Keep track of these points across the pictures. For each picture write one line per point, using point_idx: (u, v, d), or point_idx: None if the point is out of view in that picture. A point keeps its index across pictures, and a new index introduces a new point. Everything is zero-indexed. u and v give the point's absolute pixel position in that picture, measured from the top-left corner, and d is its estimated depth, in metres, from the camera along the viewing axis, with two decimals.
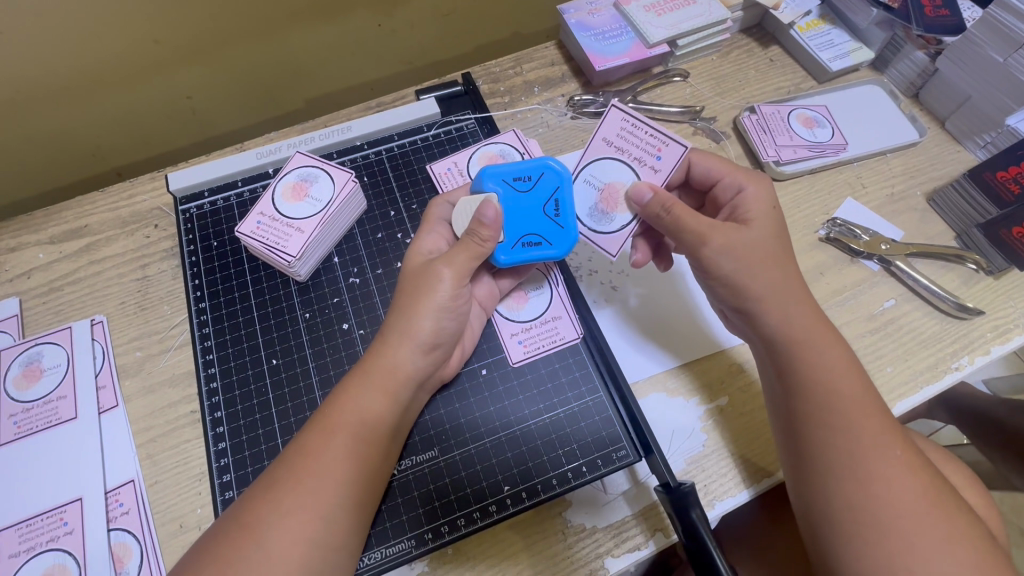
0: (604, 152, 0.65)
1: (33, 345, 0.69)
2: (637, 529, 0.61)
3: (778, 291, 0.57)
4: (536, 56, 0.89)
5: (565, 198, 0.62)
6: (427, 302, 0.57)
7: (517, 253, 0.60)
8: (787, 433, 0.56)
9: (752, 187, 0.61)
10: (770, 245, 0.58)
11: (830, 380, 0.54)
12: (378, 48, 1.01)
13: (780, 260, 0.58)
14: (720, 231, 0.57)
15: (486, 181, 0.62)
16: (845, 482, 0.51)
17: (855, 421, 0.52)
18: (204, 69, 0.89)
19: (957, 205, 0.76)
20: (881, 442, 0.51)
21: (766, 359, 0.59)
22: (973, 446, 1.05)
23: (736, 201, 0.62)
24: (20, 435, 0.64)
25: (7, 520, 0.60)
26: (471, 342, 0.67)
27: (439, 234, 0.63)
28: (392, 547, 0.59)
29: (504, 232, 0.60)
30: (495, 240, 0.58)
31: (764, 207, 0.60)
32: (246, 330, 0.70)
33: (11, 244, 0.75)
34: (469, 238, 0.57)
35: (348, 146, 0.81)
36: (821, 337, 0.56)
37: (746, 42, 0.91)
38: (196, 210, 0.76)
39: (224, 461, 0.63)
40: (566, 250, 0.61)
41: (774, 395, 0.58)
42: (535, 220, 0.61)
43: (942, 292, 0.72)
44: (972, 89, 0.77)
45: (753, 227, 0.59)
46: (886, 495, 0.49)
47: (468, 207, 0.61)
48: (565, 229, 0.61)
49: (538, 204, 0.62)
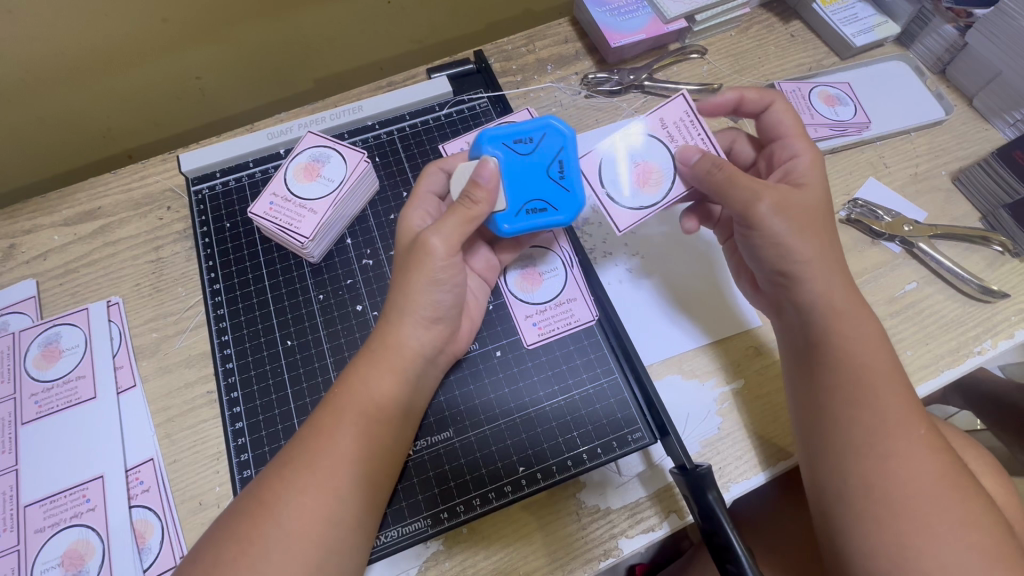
0: (654, 130, 0.63)
1: (51, 327, 0.69)
2: (652, 510, 0.61)
3: (822, 256, 0.56)
4: (549, 34, 0.87)
5: (569, 159, 0.61)
6: (431, 281, 0.56)
7: (521, 221, 0.59)
8: (808, 412, 0.55)
9: (806, 155, 0.60)
10: (813, 218, 0.56)
11: (857, 358, 0.53)
12: (389, 26, 0.99)
13: (824, 236, 0.57)
14: (772, 193, 0.56)
15: (483, 145, 0.60)
16: (862, 459, 0.50)
17: (879, 400, 0.51)
18: (213, 48, 0.88)
19: (983, 185, 0.74)
20: (904, 424, 0.51)
21: (798, 333, 0.58)
22: (988, 431, 1.03)
23: (788, 165, 0.60)
24: (41, 414, 0.65)
25: (32, 497, 0.61)
26: (477, 312, 0.67)
27: (426, 209, 0.62)
28: (408, 526, 0.60)
29: (505, 200, 0.59)
30: (488, 205, 0.57)
31: (819, 178, 0.59)
32: (260, 312, 0.70)
33: (26, 226, 0.75)
34: (460, 201, 0.56)
35: (359, 126, 0.80)
36: (856, 312, 0.55)
37: (766, 17, 0.88)
38: (208, 191, 0.76)
39: (241, 441, 0.64)
40: (572, 215, 0.60)
41: (798, 372, 0.57)
42: (538, 185, 0.60)
43: (965, 274, 0.70)
44: (1003, 64, 0.75)
45: (808, 190, 0.58)
46: (904, 479, 0.49)
47: (465, 172, 0.59)
48: (570, 193, 0.60)
49: (540, 167, 0.60)
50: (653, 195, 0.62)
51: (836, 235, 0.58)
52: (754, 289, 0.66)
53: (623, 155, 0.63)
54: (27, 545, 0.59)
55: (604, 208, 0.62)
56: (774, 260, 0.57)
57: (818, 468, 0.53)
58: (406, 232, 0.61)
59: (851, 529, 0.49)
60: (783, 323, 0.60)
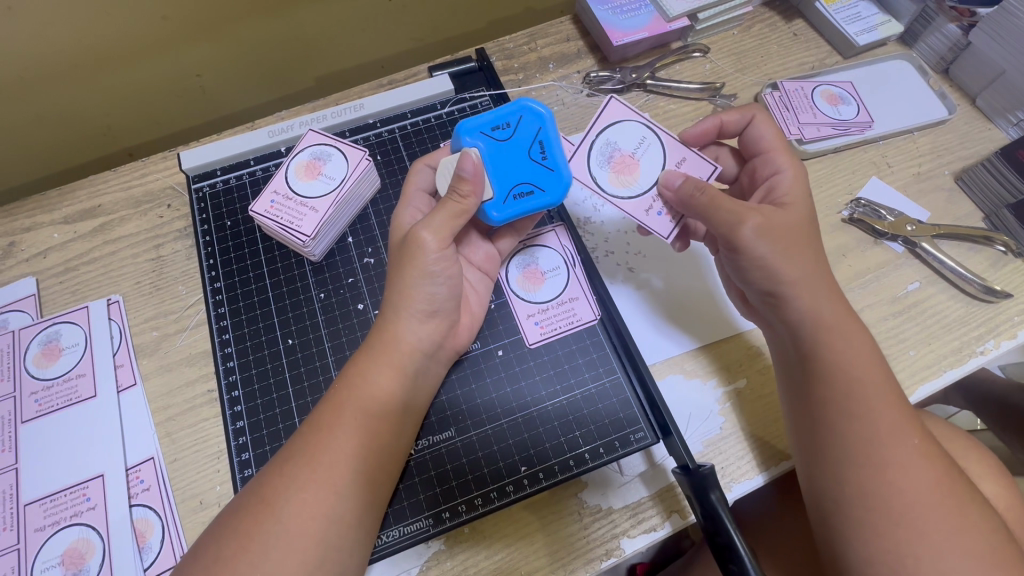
0: (670, 160, 0.64)
1: (51, 325, 0.69)
2: (654, 510, 0.61)
3: (809, 275, 0.55)
4: (551, 32, 0.87)
5: (548, 138, 0.60)
6: (423, 274, 0.56)
7: (509, 207, 0.59)
8: (802, 421, 0.55)
9: (790, 171, 0.60)
10: (796, 232, 0.57)
11: (851, 364, 0.53)
12: (391, 25, 0.99)
13: (812, 252, 0.57)
14: (757, 214, 0.56)
15: (463, 135, 0.60)
16: (857, 469, 0.50)
17: (876, 409, 0.51)
18: (214, 45, 0.88)
19: (986, 184, 0.74)
20: (901, 432, 0.51)
21: (787, 344, 0.57)
22: (989, 430, 1.03)
23: (771, 182, 0.61)
24: (42, 412, 0.65)
25: (32, 496, 0.61)
26: (478, 307, 0.67)
27: (417, 206, 0.62)
28: (409, 526, 0.59)
29: (492, 188, 0.59)
30: (476, 195, 0.56)
31: (800, 192, 0.59)
32: (262, 310, 0.70)
33: (27, 224, 0.75)
34: (449, 196, 0.56)
35: (361, 125, 0.79)
36: (845, 323, 0.55)
37: (769, 16, 0.88)
38: (210, 189, 0.76)
39: (242, 440, 0.64)
40: (560, 195, 0.60)
41: (791, 382, 0.57)
42: (521, 166, 0.60)
43: (968, 274, 0.70)
44: (1007, 63, 0.75)
45: (789, 209, 0.57)
46: (904, 486, 0.49)
47: (449, 165, 0.59)
48: (554, 172, 0.60)
49: (521, 150, 0.60)
50: (608, 180, 0.63)
51: (820, 246, 0.58)
52: (744, 304, 0.65)
53: (635, 135, 0.64)
54: (27, 544, 0.59)
55: (578, 148, 0.64)
56: (762, 280, 0.57)
57: (815, 476, 0.53)
58: (398, 229, 0.61)
59: (851, 538, 0.49)
60: (773, 336, 0.60)
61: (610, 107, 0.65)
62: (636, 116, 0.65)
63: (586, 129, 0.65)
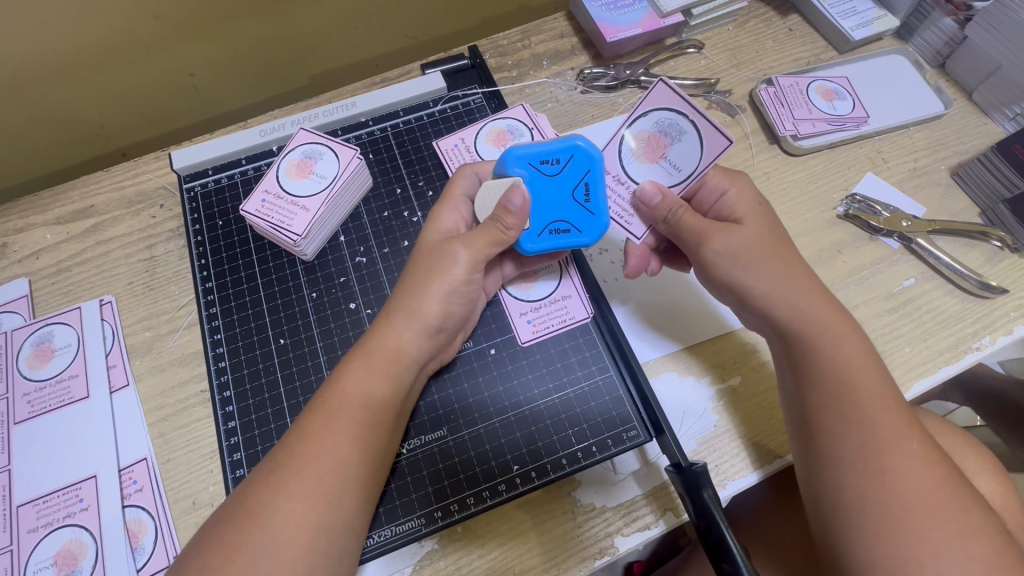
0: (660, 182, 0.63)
1: (44, 326, 0.69)
2: (647, 508, 0.61)
3: (780, 282, 0.56)
4: (544, 29, 0.86)
5: (596, 181, 0.59)
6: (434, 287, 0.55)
7: (545, 241, 0.59)
8: (799, 427, 0.54)
9: (735, 188, 0.60)
10: (766, 240, 0.57)
11: (845, 366, 0.52)
12: (384, 23, 0.99)
13: (782, 256, 0.57)
14: (718, 231, 0.57)
15: (510, 164, 0.59)
16: (864, 474, 0.48)
17: (873, 412, 0.50)
18: (206, 43, 0.87)
19: (981, 179, 0.74)
20: (893, 436, 0.49)
21: (781, 353, 0.57)
22: (988, 427, 1.03)
23: (720, 205, 0.61)
24: (34, 413, 0.65)
25: (25, 497, 0.61)
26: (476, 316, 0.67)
27: (460, 214, 0.62)
28: (401, 525, 0.59)
29: (530, 220, 0.59)
30: (519, 228, 0.58)
31: (751, 205, 0.59)
32: (253, 310, 0.69)
33: (19, 224, 0.75)
34: (492, 223, 0.57)
35: (353, 123, 0.79)
36: (836, 326, 0.54)
37: (764, 11, 0.87)
38: (201, 188, 0.76)
39: (234, 440, 0.64)
40: (596, 236, 0.59)
41: (788, 389, 0.56)
42: (563, 206, 0.59)
43: (963, 269, 0.69)
44: (1003, 57, 0.74)
45: (747, 225, 0.58)
46: (905, 489, 0.47)
47: (493, 190, 0.60)
48: (595, 216, 0.59)
49: (566, 187, 0.60)
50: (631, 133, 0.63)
51: (791, 245, 0.59)
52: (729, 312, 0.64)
53: (685, 158, 0.62)
54: (20, 545, 0.59)
55: (662, 97, 0.61)
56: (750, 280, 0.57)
57: (814, 475, 0.51)
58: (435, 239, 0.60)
59: (849, 544, 0.48)
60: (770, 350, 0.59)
61: (717, 134, 0.59)
62: (707, 147, 0.60)
63: (682, 104, 0.61)
